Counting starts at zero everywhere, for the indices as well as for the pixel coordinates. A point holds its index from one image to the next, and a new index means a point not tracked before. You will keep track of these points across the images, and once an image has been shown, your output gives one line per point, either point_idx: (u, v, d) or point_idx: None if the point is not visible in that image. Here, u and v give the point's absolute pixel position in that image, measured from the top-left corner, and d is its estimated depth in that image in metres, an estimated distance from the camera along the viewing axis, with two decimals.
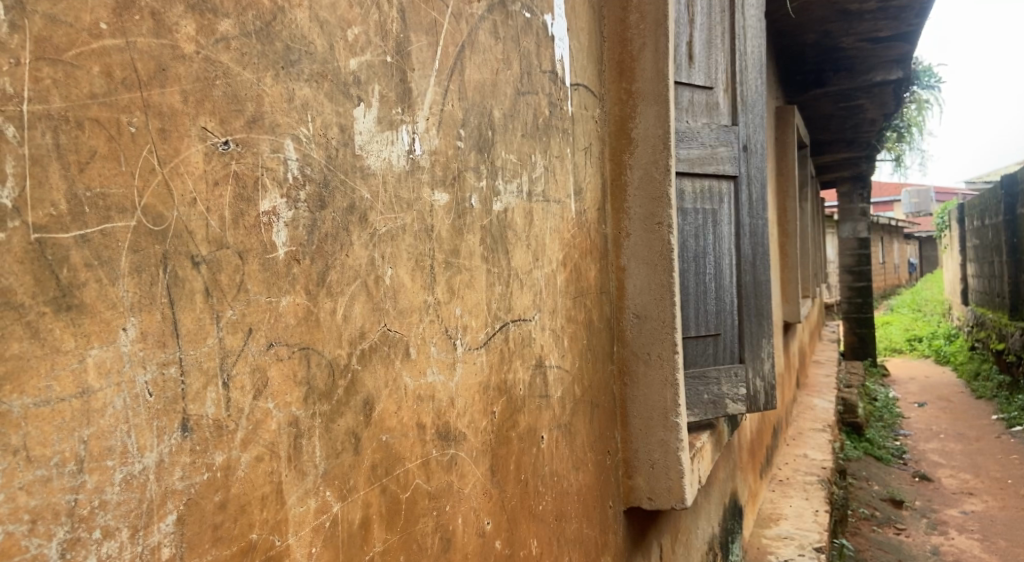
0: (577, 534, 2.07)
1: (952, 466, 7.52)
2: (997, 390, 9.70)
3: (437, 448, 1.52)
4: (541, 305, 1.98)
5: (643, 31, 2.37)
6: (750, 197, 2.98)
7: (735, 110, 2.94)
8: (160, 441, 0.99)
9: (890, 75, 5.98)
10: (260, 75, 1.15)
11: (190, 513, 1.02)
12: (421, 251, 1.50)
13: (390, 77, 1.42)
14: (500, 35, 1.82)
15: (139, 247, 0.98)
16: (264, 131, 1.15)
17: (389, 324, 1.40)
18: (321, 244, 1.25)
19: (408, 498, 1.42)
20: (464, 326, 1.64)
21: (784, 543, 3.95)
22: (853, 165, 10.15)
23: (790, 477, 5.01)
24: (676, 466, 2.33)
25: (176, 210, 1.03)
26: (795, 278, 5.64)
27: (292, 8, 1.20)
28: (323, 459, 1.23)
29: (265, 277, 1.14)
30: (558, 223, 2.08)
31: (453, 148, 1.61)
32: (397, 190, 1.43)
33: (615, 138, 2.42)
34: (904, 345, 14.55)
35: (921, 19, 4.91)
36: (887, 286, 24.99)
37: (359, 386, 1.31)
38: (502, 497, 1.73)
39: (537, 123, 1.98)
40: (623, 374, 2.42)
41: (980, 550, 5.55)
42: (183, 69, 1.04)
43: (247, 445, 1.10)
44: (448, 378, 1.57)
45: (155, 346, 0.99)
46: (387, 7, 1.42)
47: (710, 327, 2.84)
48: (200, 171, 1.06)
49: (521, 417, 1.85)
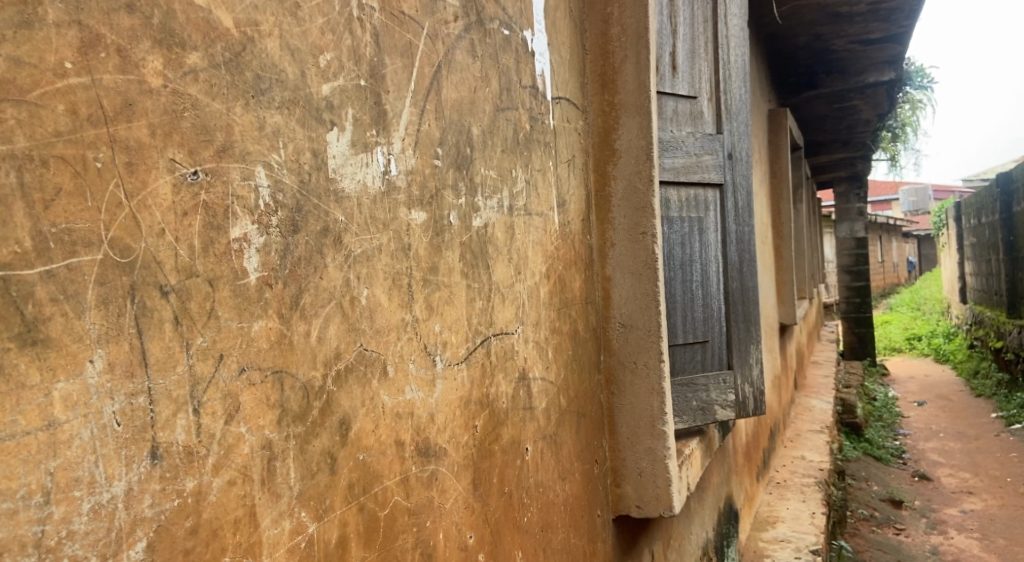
0: (564, 544, 2.08)
1: (951, 465, 7.55)
2: (995, 389, 9.75)
3: (416, 465, 1.53)
4: (523, 318, 1.99)
5: (624, 44, 2.39)
6: (737, 205, 3.00)
7: (720, 118, 2.97)
8: (129, 470, 1.00)
9: (883, 76, 5.99)
10: (229, 105, 1.16)
11: (160, 539, 1.03)
12: (399, 270, 1.52)
13: (364, 100, 1.44)
14: (479, 52, 1.83)
15: (106, 279, 1.00)
16: (234, 160, 1.17)
17: (366, 344, 1.41)
18: (294, 268, 1.26)
19: (387, 515, 1.44)
20: (444, 342, 1.65)
21: (781, 545, 3.96)
22: (849, 166, 10.18)
23: (787, 479, 5.03)
24: (664, 474, 2.34)
25: (144, 241, 1.04)
26: (789, 280, 5.64)
27: (262, 38, 1.22)
28: (298, 480, 1.24)
29: (236, 302, 1.16)
30: (541, 235, 2.10)
31: (430, 166, 1.63)
32: (372, 211, 1.44)
33: (599, 149, 2.44)
34: (904, 344, 14.61)
35: (911, 20, 4.96)
36: (887, 286, 25.09)
37: (334, 406, 1.33)
38: (486, 510, 1.75)
39: (518, 137, 1.99)
40: (609, 383, 2.44)
41: (979, 549, 5.58)
42: (151, 103, 1.06)
43: (219, 470, 1.12)
44: (427, 394, 1.58)
45: (123, 376, 1.00)
46: (361, 32, 1.44)
47: (699, 335, 2.85)
48: (169, 202, 1.07)
49: (505, 429, 1.86)
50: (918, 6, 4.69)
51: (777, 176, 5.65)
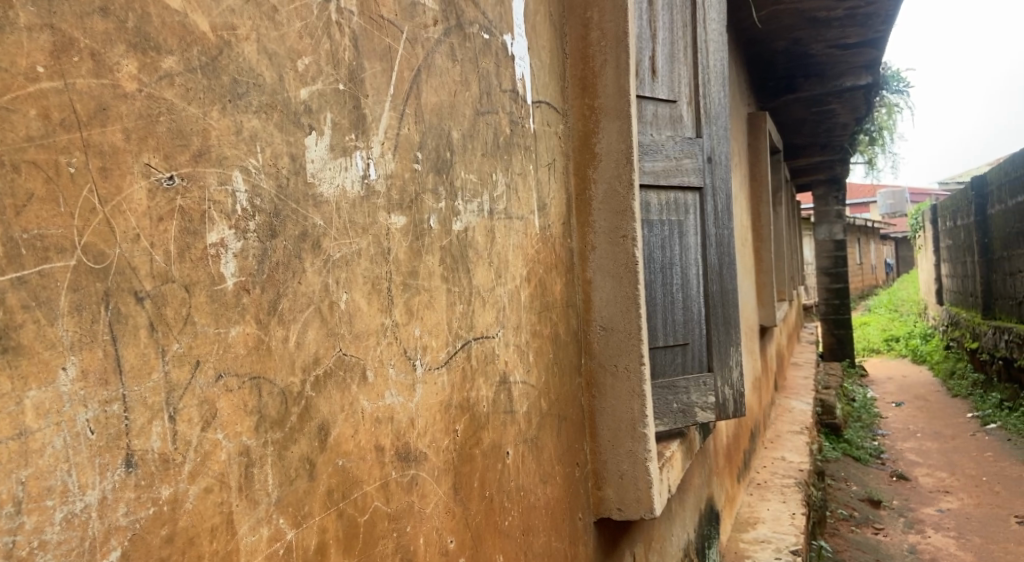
0: (545, 547, 2.08)
1: (927, 465, 7.61)
2: (971, 389, 9.85)
3: (396, 470, 1.52)
4: (504, 321, 1.99)
5: (604, 48, 2.40)
6: (716, 208, 3.02)
7: (699, 122, 2.98)
8: (103, 479, 0.99)
9: (860, 80, 6.09)
10: (206, 109, 1.15)
11: (135, 548, 1.02)
12: (378, 274, 1.51)
13: (343, 104, 1.44)
14: (458, 56, 1.83)
15: (79, 286, 0.99)
16: (210, 164, 1.16)
17: (345, 348, 1.40)
18: (271, 273, 1.25)
19: (366, 521, 1.43)
20: (424, 346, 1.65)
21: (762, 546, 3.98)
22: (828, 169, 10.26)
23: (768, 480, 5.06)
24: (644, 476, 2.35)
25: (118, 247, 1.03)
26: (769, 282, 5.67)
27: (239, 42, 1.21)
28: (276, 487, 1.23)
29: (213, 308, 1.15)
30: (522, 239, 2.10)
31: (410, 170, 1.63)
32: (351, 215, 1.44)
33: (580, 153, 2.45)
34: (882, 345, 14.74)
35: (887, 25, 5.01)
36: (865, 287, 25.32)
37: (313, 411, 1.32)
38: (467, 515, 1.74)
39: (498, 141, 1.99)
40: (590, 386, 2.44)
41: (955, 547, 5.62)
42: (125, 108, 1.05)
43: (196, 478, 1.11)
44: (407, 399, 1.57)
45: (97, 384, 0.99)
46: (339, 36, 1.43)
47: (679, 337, 2.86)
48: (144, 208, 1.06)
49: (486, 434, 1.86)
50: (894, 11, 4.73)
51: (757, 179, 5.68)
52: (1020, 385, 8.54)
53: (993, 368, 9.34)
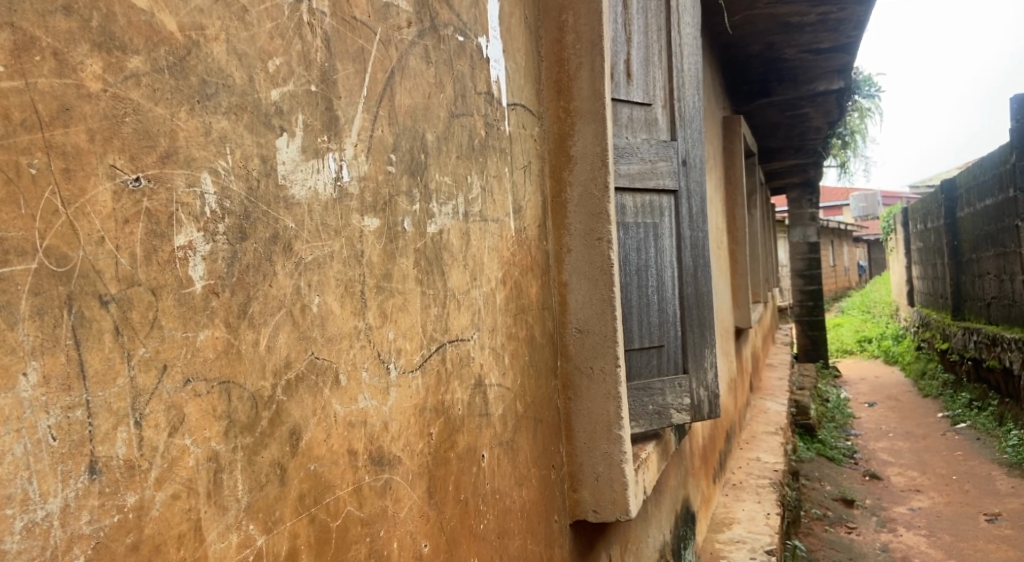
0: (521, 550, 2.07)
1: (899, 464, 7.69)
2: (942, 389, 9.97)
3: (370, 474, 1.51)
4: (479, 324, 1.98)
5: (579, 51, 2.40)
6: (691, 210, 3.03)
7: (674, 125, 2.99)
8: (65, 486, 0.98)
9: (832, 85, 6.17)
10: (173, 110, 1.14)
11: (99, 557, 1.00)
12: (351, 277, 1.49)
13: (315, 106, 1.42)
14: (432, 59, 1.82)
15: (40, 289, 0.97)
16: (178, 165, 1.14)
17: (317, 352, 1.39)
18: (241, 276, 1.24)
19: (339, 526, 1.41)
20: (398, 349, 1.63)
21: (737, 546, 4.00)
22: (802, 172, 10.34)
23: (743, 480, 5.08)
24: (620, 478, 2.35)
25: (82, 250, 1.02)
26: (744, 284, 5.70)
27: (208, 42, 1.20)
28: (246, 493, 1.22)
29: (181, 312, 1.13)
30: (497, 241, 2.09)
31: (383, 173, 1.61)
32: (324, 217, 1.42)
33: (555, 155, 2.44)
34: (855, 346, 14.87)
35: (859, 31, 5.06)
36: (838, 289, 25.56)
37: (284, 416, 1.30)
38: (441, 518, 1.73)
39: (473, 144, 1.99)
40: (566, 388, 2.44)
41: (927, 546, 5.68)
42: (89, 108, 1.03)
43: (162, 484, 1.09)
44: (381, 402, 1.56)
45: (59, 389, 0.98)
46: (311, 37, 1.42)
47: (654, 339, 2.87)
48: (109, 210, 1.05)
49: (460, 437, 1.85)
50: (866, 16, 4.78)
51: (732, 182, 5.72)
52: (989, 385, 8.65)
53: (963, 368, 9.46)
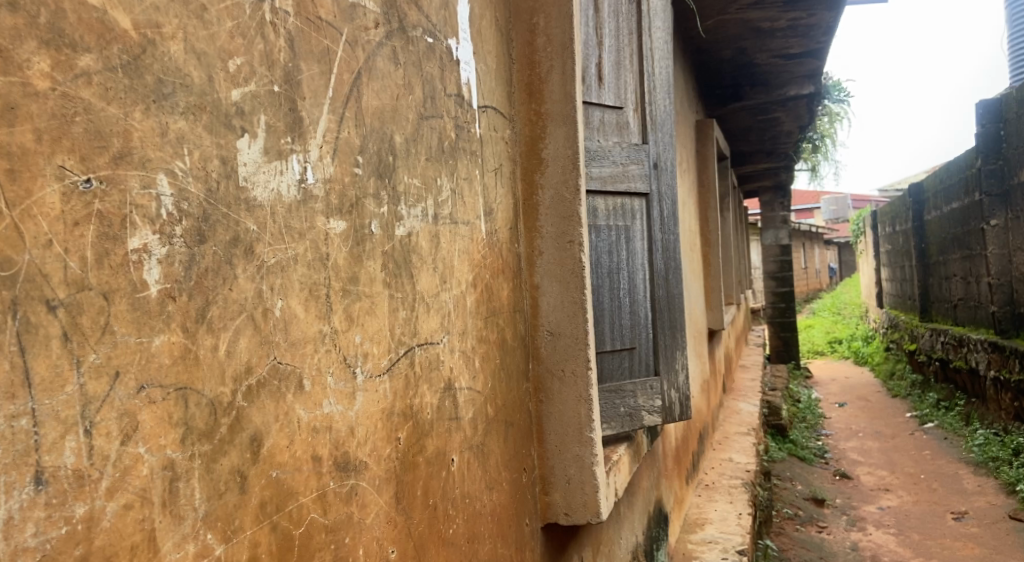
0: (491, 554, 2.05)
1: (869, 464, 7.75)
2: (910, 389, 10.07)
3: (334, 480, 1.48)
4: (449, 327, 1.96)
5: (551, 54, 2.39)
6: (662, 213, 3.03)
7: (646, 128, 2.98)
8: (9, 498, 0.95)
9: (803, 89, 6.19)
10: (127, 109, 1.11)
11: None
12: (316, 280, 1.47)
13: (278, 106, 1.40)
14: (401, 60, 1.80)
15: None
16: (133, 166, 1.11)
17: (279, 357, 1.36)
18: (200, 279, 1.21)
19: (302, 533, 1.39)
20: (364, 353, 1.61)
21: (709, 547, 4.00)
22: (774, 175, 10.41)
23: (716, 481, 5.09)
24: (591, 481, 2.34)
25: (28, 253, 0.99)
26: (717, 286, 5.72)
27: (164, 41, 1.17)
28: (204, 501, 1.19)
29: (135, 316, 1.10)
30: (467, 244, 2.07)
31: (349, 174, 1.59)
32: (287, 220, 1.40)
33: (527, 158, 2.43)
34: (827, 347, 15.00)
35: (828, 36, 5.09)
36: (811, 291, 25.78)
37: (244, 422, 1.28)
38: (409, 523, 1.71)
39: (442, 145, 1.96)
40: (537, 391, 2.42)
41: (895, 544, 5.73)
42: (36, 107, 1.00)
43: (114, 494, 1.06)
44: (346, 407, 1.54)
45: (2, 397, 0.95)
46: (274, 37, 1.39)
47: (626, 341, 2.86)
48: (58, 211, 1.02)
49: (429, 441, 1.83)
50: (835, 21, 4.81)
51: (705, 186, 5.74)
52: (956, 385, 8.75)
53: (931, 368, 9.57)
